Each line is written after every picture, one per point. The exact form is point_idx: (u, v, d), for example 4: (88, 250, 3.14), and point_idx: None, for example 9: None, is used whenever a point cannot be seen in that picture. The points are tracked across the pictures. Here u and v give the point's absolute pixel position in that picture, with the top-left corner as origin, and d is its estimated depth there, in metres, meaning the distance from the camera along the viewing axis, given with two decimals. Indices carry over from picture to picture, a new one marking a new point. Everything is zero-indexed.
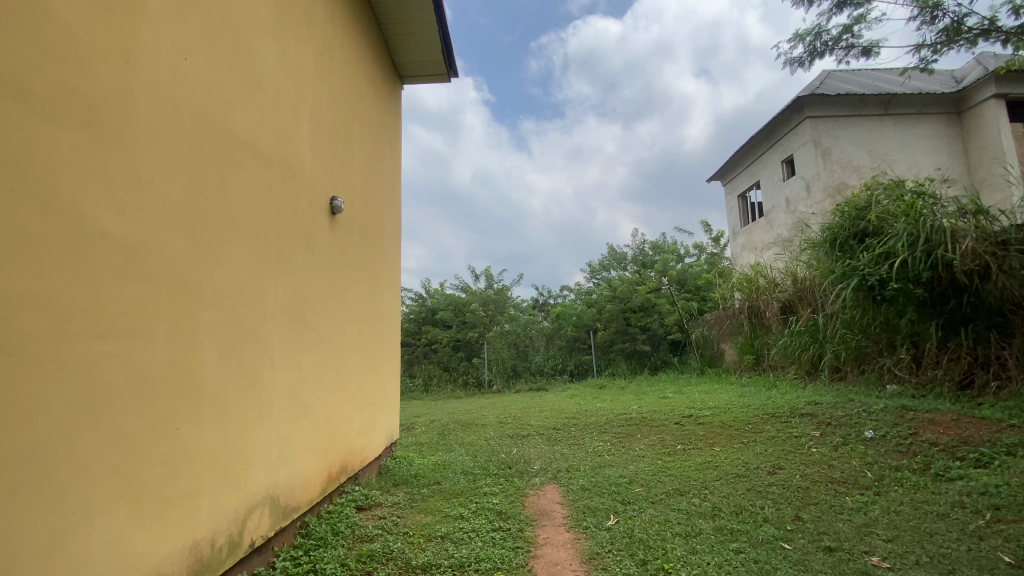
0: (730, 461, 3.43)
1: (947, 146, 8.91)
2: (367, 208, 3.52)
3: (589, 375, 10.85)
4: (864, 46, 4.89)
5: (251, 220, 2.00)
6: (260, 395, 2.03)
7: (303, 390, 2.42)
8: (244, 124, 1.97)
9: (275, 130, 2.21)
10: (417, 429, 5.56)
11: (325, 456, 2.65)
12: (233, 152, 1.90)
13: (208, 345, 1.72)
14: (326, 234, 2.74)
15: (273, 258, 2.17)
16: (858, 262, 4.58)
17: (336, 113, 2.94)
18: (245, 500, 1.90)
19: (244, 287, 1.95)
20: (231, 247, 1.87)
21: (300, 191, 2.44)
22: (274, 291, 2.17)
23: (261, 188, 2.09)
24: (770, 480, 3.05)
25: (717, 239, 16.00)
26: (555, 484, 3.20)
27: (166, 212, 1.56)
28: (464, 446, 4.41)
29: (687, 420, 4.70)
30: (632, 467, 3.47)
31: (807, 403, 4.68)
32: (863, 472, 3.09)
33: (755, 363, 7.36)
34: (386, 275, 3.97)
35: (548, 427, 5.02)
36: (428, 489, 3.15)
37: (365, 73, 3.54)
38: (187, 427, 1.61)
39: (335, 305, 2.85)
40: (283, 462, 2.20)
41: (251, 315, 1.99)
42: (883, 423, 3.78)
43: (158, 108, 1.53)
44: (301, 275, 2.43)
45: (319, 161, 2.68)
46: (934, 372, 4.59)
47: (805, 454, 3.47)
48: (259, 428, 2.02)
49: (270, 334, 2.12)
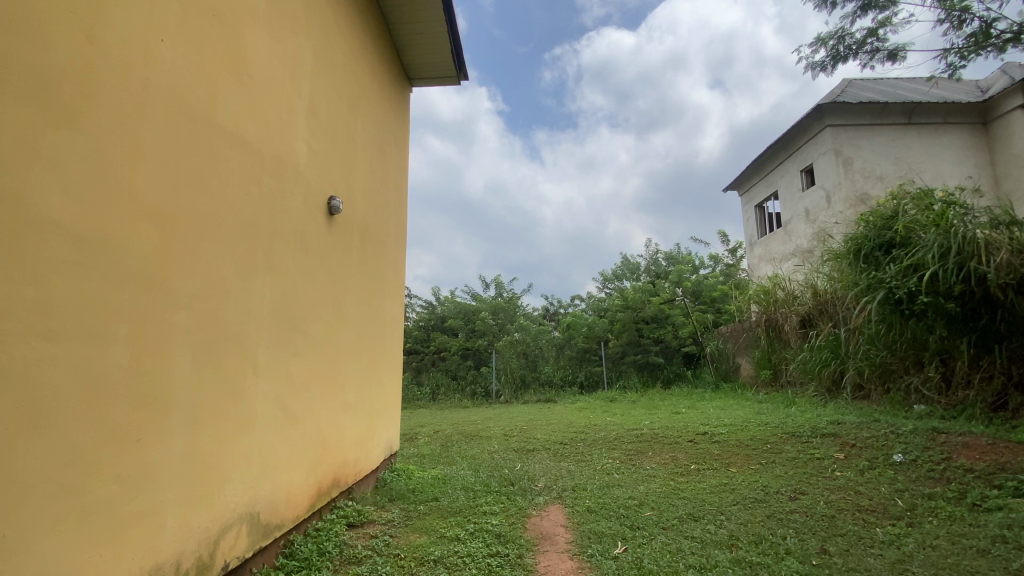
0: (748, 484, 3.21)
1: (974, 156, 8.60)
2: (369, 209, 3.41)
3: (599, 387, 10.61)
4: (889, 50, 4.68)
5: (235, 217, 1.88)
6: (240, 404, 1.90)
7: (292, 399, 2.29)
8: (231, 115, 1.86)
9: (266, 124, 2.10)
10: (420, 439, 5.41)
11: (315, 469, 2.51)
12: (216, 144, 1.78)
13: (179, 349, 1.59)
14: (322, 236, 2.62)
15: (260, 257, 2.04)
16: (884, 274, 4.32)
17: (336, 111, 2.83)
18: (218, 518, 1.75)
19: (225, 288, 1.82)
20: (210, 245, 1.74)
21: (293, 189, 2.32)
22: (261, 293, 2.04)
23: (248, 182, 1.97)
24: (792, 506, 2.83)
25: (734, 250, 15.72)
26: (560, 504, 3.01)
27: (134, 203, 1.44)
28: (467, 459, 4.24)
29: (700, 438, 4.48)
30: (642, 487, 3.27)
31: (830, 422, 4.44)
32: (893, 500, 2.85)
33: (772, 378, 7.10)
34: (389, 280, 3.84)
35: (555, 442, 4.83)
36: (424, 506, 2.98)
37: (370, 71, 3.45)
38: (150, 438, 1.47)
39: (331, 310, 2.72)
40: (266, 477, 2.06)
41: (233, 318, 1.86)
42: (913, 446, 3.53)
43: (128, 91, 1.42)
44: (293, 277, 2.30)
45: (316, 159, 2.57)
46: (964, 393, 4.38)
47: (829, 478, 3.23)
48: (239, 440, 1.88)
49: (255, 339, 2.00)
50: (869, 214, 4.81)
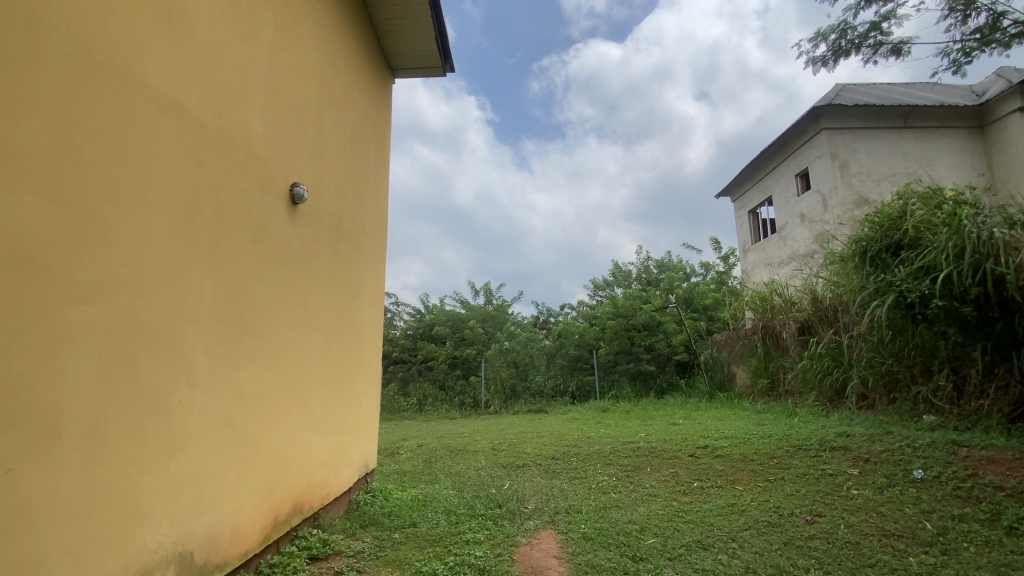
0: (758, 505, 2.92)
1: (970, 160, 8.52)
2: (343, 202, 3.09)
3: (591, 398, 10.29)
4: (894, 44, 4.51)
5: (167, 196, 1.58)
6: (166, 422, 1.57)
7: (241, 415, 1.96)
8: (159, 72, 1.56)
9: (211, 90, 1.80)
10: (401, 454, 5.05)
11: (272, 494, 2.18)
12: (138, 104, 1.48)
13: (78, 353, 1.28)
14: (282, 226, 2.30)
15: (200, 246, 1.73)
16: (894, 277, 4.09)
17: (304, 90, 2.54)
18: (134, 562, 1.43)
19: (149, 279, 1.50)
20: (127, 226, 1.43)
21: (246, 170, 2.01)
22: (199, 288, 1.72)
23: (185, 156, 1.66)
24: (811, 531, 2.55)
25: (726, 257, 15.61)
26: (553, 530, 2.70)
27: (12, 166, 1.13)
28: (451, 477, 3.91)
29: (702, 452, 4.18)
30: (642, 509, 2.95)
31: (837, 434, 4.17)
32: (921, 524, 2.58)
33: (770, 387, 6.86)
34: (367, 281, 3.53)
35: (546, 456, 4.51)
36: (400, 534, 2.64)
37: (346, 51, 3.17)
38: (28, 467, 1.15)
39: (294, 312, 2.41)
40: (203, 509, 1.72)
41: (159, 317, 1.54)
42: (934, 461, 3.27)
43: (7, 23, 1.13)
44: (244, 271, 1.99)
45: (276, 138, 2.26)
46: (979, 403, 4.16)
47: (846, 497, 2.96)
48: (164, 467, 1.55)
49: (190, 342, 1.67)
50: (874, 215, 4.58)
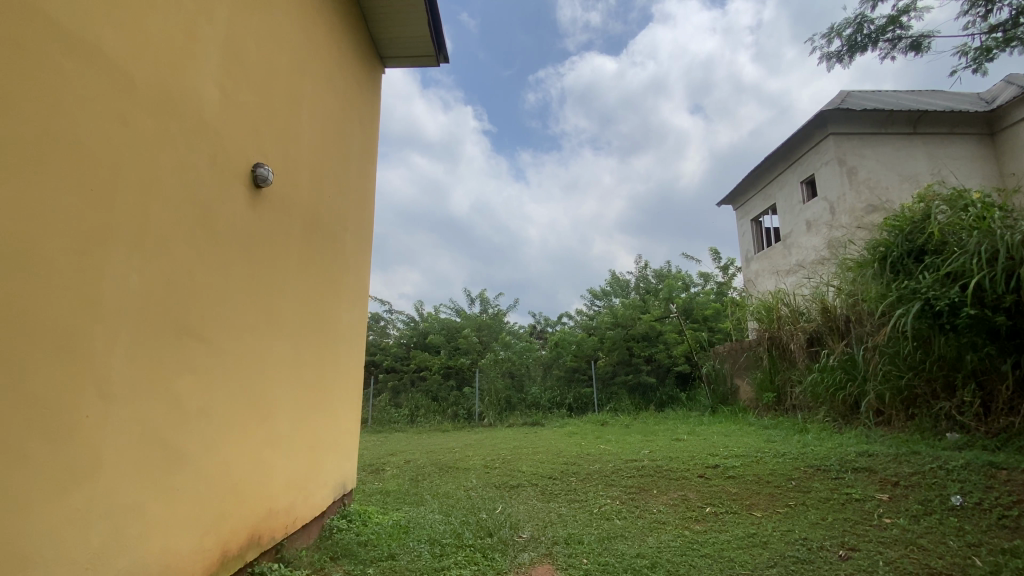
0: (782, 537, 2.59)
1: (981, 167, 8.35)
2: (320, 191, 2.78)
3: (588, 410, 9.86)
4: (913, 39, 4.27)
5: (75, 158, 1.27)
6: (68, 444, 1.24)
7: (179, 432, 1.64)
8: (72, 7, 1.27)
9: (149, 41, 1.52)
10: (386, 472, 4.69)
11: (219, 525, 1.84)
12: (32, 40, 1.17)
13: None
14: (239, 211, 1.98)
15: (123, 224, 1.42)
16: (919, 283, 3.81)
17: (273, 61, 2.25)
18: None
19: (43, 259, 1.19)
20: (6, 191, 1.12)
21: (194, 141, 1.72)
22: (121, 278, 1.41)
23: (104, 114, 1.36)
24: (848, 569, 2.22)
25: (727, 266, 15.36)
26: (550, 565, 2.36)
27: None
28: (439, 498, 3.56)
29: (711, 472, 3.85)
30: (652, 540, 2.62)
31: (858, 453, 3.84)
32: (970, 559, 2.26)
33: (776, 402, 6.53)
34: (346, 282, 3.20)
35: (543, 476, 4.16)
36: (375, 568, 2.29)
37: (326, 26, 2.88)
38: None
39: (253, 312, 2.09)
40: (121, 548, 1.39)
41: (57, 310, 1.22)
42: (973, 486, 2.95)
43: None
44: (186, 259, 1.67)
45: (235, 110, 1.96)
46: (1008, 420, 3.86)
47: (879, 528, 2.64)
48: (64, 499, 1.23)
49: (104, 346, 1.35)
50: (894, 218, 4.29)
